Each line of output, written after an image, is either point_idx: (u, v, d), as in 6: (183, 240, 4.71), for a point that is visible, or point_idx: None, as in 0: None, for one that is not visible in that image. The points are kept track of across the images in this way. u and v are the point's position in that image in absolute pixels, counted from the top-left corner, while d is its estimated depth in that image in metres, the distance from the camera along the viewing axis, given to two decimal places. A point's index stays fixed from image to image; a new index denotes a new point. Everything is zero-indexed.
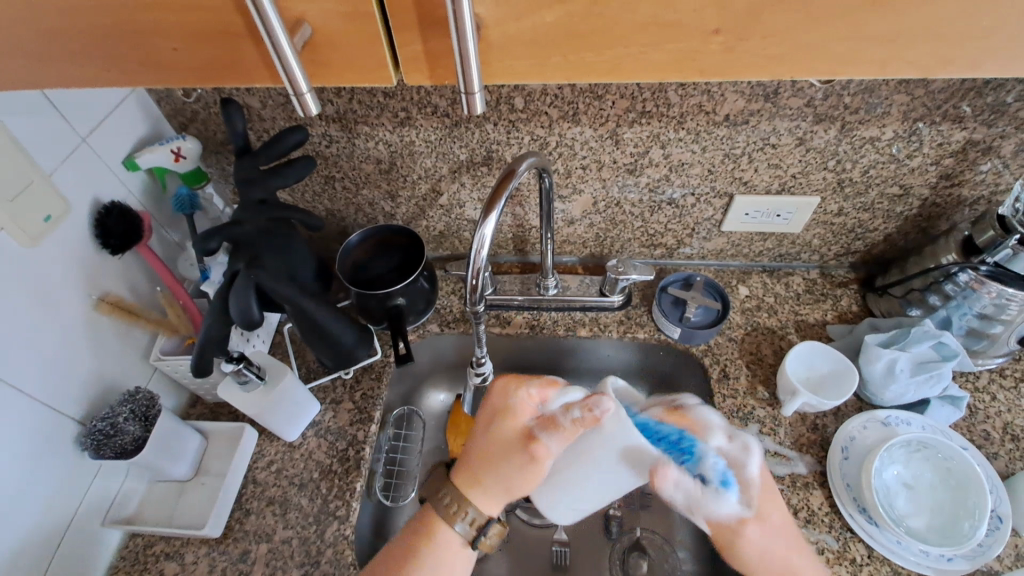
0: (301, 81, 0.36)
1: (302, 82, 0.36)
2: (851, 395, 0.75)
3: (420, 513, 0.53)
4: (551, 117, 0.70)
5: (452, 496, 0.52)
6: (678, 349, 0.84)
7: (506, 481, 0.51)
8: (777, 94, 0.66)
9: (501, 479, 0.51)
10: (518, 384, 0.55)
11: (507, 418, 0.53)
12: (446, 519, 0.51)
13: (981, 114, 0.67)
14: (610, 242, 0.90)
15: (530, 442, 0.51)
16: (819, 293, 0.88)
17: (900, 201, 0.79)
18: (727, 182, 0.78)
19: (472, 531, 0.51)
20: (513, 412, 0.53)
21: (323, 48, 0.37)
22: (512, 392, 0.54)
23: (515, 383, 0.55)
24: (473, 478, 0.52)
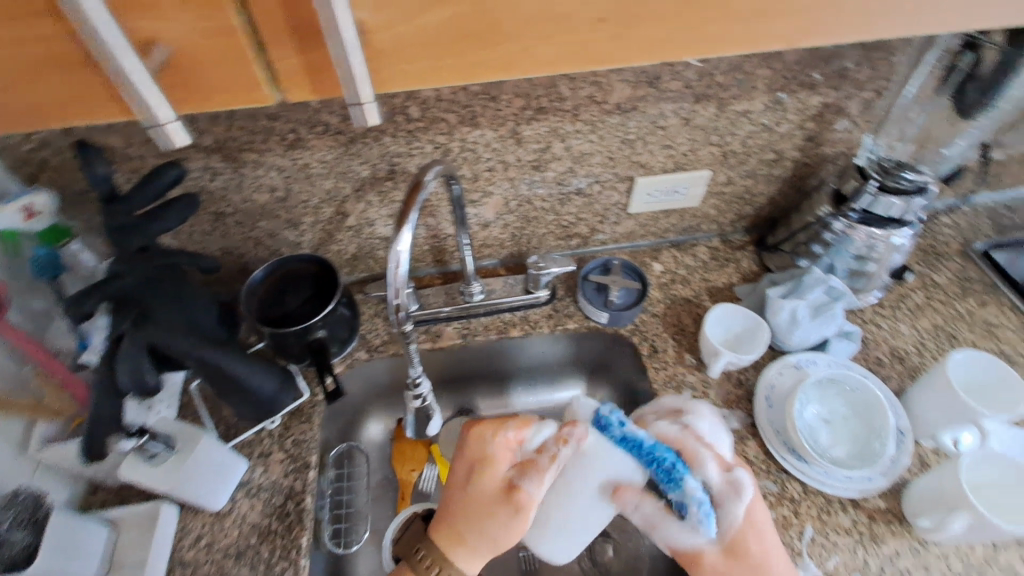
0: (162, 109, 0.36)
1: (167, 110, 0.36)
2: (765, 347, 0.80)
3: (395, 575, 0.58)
4: (449, 123, 0.69)
5: (433, 558, 0.55)
6: (609, 333, 0.87)
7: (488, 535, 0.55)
8: (658, 79, 0.70)
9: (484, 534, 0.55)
10: (494, 431, 0.59)
11: (487, 472, 0.57)
12: None
13: (829, 80, 0.75)
14: (527, 239, 0.91)
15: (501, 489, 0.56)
16: (722, 259, 0.95)
17: (776, 165, 0.87)
18: (627, 167, 0.82)
19: None
20: (490, 464, 0.57)
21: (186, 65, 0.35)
22: (490, 440, 0.58)
23: (491, 430, 0.59)
24: (454, 536, 0.56)
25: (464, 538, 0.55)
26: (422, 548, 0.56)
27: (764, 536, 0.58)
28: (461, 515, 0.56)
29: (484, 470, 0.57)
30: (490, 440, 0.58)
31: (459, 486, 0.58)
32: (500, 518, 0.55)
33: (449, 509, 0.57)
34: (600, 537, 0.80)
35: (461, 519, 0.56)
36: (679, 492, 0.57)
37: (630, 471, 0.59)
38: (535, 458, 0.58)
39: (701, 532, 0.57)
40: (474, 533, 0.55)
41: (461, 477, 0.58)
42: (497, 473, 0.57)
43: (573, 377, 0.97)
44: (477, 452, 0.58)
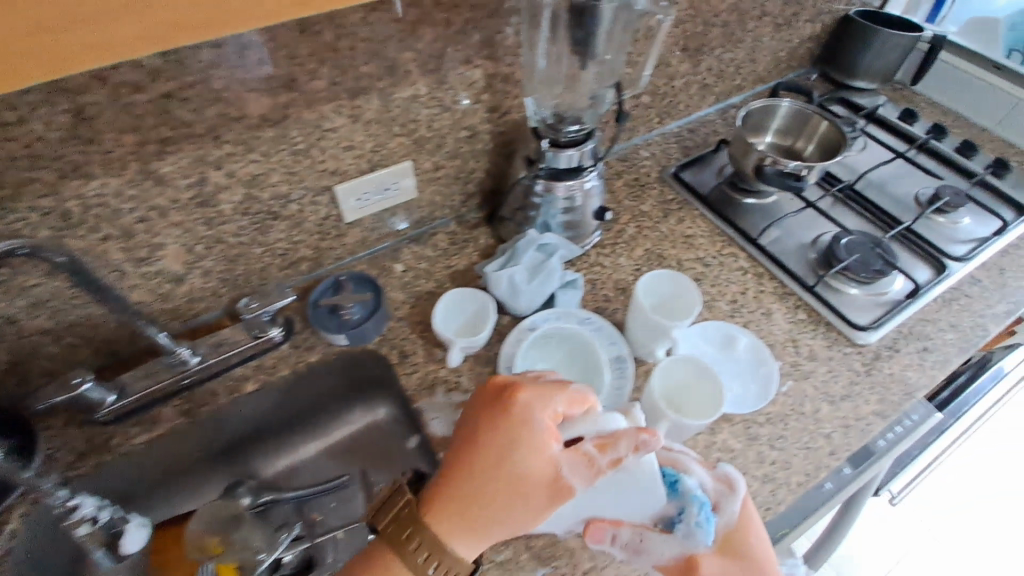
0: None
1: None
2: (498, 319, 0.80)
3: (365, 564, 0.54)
4: (49, 181, 0.58)
5: (425, 550, 0.52)
6: (357, 352, 0.82)
7: (506, 526, 0.52)
8: (295, 81, 0.64)
9: (503, 525, 0.52)
10: (546, 400, 0.56)
11: (536, 454, 0.53)
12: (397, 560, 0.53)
13: (481, 51, 0.75)
14: (243, 278, 0.82)
15: (551, 477, 0.52)
16: (462, 240, 0.95)
17: (477, 141, 0.87)
18: (316, 178, 0.76)
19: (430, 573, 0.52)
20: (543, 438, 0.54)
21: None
22: (538, 412, 0.55)
23: (545, 399, 0.56)
24: (466, 519, 0.52)
25: (448, 526, 0.52)
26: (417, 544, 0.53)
27: (756, 534, 0.56)
28: (484, 483, 0.53)
29: (513, 425, 0.55)
30: (518, 406, 0.56)
31: (500, 458, 0.53)
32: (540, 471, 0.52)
33: (463, 474, 0.54)
34: None
35: (456, 502, 0.53)
36: (677, 500, 0.55)
37: (657, 499, 0.53)
38: (581, 446, 0.52)
39: (696, 540, 0.54)
40: (467, 526, 0.52)
41: (482, 446, 0.54)
42: (538, 450, 0.53)
43: (361, 397, 0.90)
44: (519, 421, 0.55)
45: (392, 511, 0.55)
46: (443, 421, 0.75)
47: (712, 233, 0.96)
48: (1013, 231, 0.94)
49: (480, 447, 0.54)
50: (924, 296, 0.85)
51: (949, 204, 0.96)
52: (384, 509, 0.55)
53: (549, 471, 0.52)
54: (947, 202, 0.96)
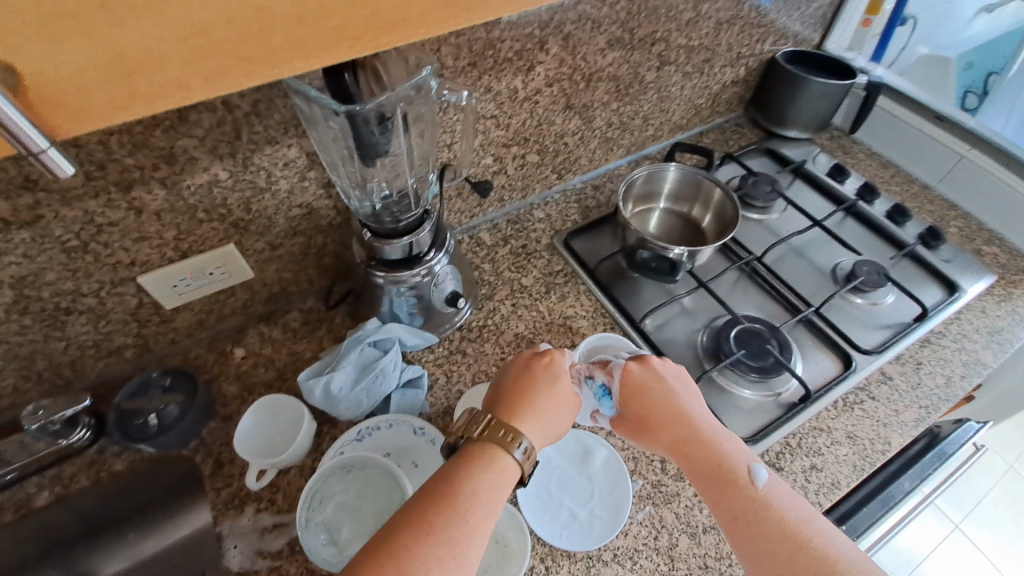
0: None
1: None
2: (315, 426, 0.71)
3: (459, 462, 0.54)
4: None
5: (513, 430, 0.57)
6: (170, 458, 0.73)
7: (560, 417, 0.62)
8: (35, 180, 0.56)
9: (561, 415, 0.62)
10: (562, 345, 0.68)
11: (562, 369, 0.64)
12: (507, 449, 0.56)
13: (288, 129, 0.66)
14: (49, 373, 0.74)
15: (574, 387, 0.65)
16: (315, 321, 0.86)
17: (316, 217, 0.78)
18: (109, 271, 0.68)
19: (528, 460, 0.57)
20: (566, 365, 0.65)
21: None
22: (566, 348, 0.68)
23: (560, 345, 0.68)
24: (534, 412, 0.60)
25: (523, 419, 0.59)
26: (501, 428, 0.57)
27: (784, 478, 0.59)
28: (547, 382, 0.63)
29: (553, 379, 0.63)
30: (562, 353, 0.66)
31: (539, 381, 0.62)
32: (553, 421, 0.61)
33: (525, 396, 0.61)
34: None
35: (430, 515, 0.50)
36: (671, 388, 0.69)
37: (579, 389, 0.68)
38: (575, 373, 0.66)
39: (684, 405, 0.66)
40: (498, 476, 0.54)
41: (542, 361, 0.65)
42: (561, 384, 0.63)
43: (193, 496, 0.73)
44: (561, 366, 0.64)
45: (481, 423, 0.58)
46: (242, 550, 0.64)
47: (595, 313, 0.85)
48: (934, 318, 0.83)
49: (529, 369, 0.64)
50: (818, 401, 0.74)
51: (865, 284, 0.85)
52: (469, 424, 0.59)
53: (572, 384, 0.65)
54: (864, 280, 0.85)
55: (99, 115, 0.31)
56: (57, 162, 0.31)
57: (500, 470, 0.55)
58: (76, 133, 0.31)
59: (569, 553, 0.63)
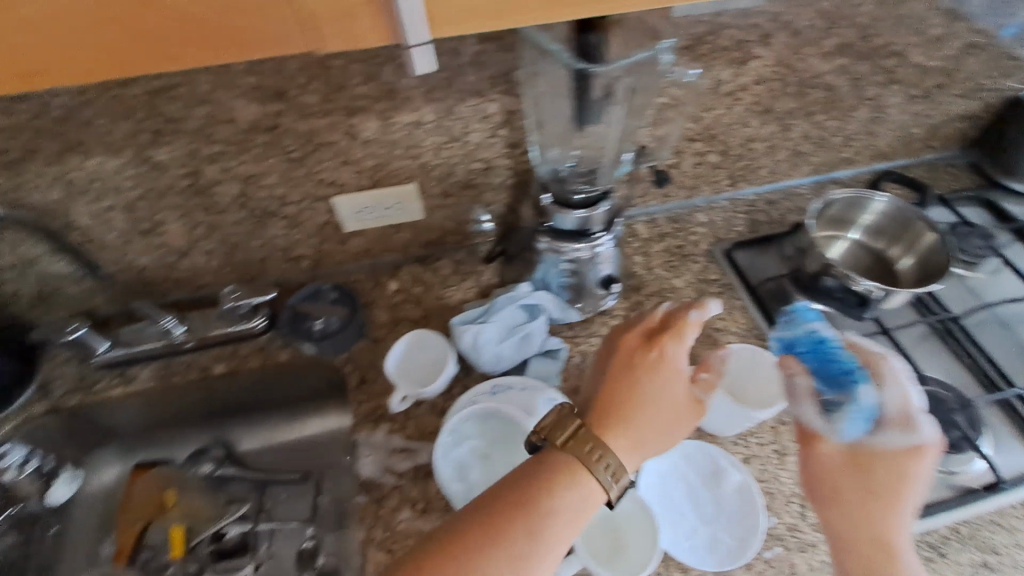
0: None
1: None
2: (455, 370, 0.74)
3: (549, 463, 0.53)
4: (53, 151, 0.62)
5: (597, 447, 0.53)
6: (323, 362, 0.81)
7: (658, 439, 0.57)
8: (285, 92, 0.63)
9: (659, 438, 0.57)
10: (681, 342, 0.61)
11: (671, 382, 0.59)
12: (591, 469, 0.52)
13: (497, 85, 0.68)
14: (244, 263, 0.85)
15: (685, 404, 0.60)
16: (465, 272, 0.90)
17: (493, 175, 0.81)
18: (313, 185, 0.75)
19: (617, 484, 0.53)
20: (676, 378, 0.59)
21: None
22: (679, 351, 0.61)
23: (678, 342, 0.61)
24: (631, 429, 0.56)
25: (617, 438, 0.55)
26: (595, 448, 0.53)
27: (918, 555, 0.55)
28: (644, 393, 0.58)
29: (654, 381, 0.59)
30: (673, 347, 0.60)
31: (648, 388, 0.58)
32: (649, 438, 0.56)
33: (625, 410, 0.57)
34: None
35: (535, 501, 0.50)
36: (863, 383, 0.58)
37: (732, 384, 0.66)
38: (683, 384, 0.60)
39: (839, 429, 0.59)
40: (603, 462, 0.53)
41: (648, 366, 0.59)
42: (665, 391, 0.58)
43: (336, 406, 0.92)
44: (671, 364, 0.60)
45: (567, 429, 0.55)
46: (373, 460, 0.69)
47: (747, 333, 0.80)
48: None
49: (631, 376, 0.59)
50: (1003, 495, 0.63)
51: None
52: (557, 427, 0.55)
53: (685, 400, 0.60)
54: None
55: (461, 22, 0.35)
56: (420, 58, 0.36)
57: (582, 484, 0.52)
58: (440, 34, 0.35)
59: (682, 566, 0.60)
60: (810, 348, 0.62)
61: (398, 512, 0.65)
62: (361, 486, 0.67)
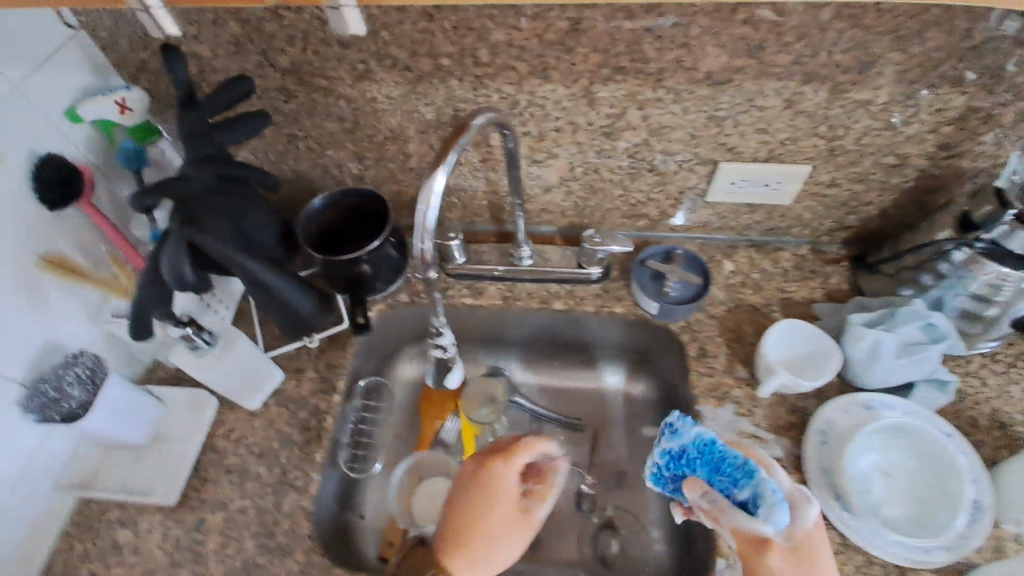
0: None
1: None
2: (833, 374, 0.70)
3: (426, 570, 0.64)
4: (519, 72, 0.66)
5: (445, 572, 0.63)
6: (656, 325, 0.82)
7: (494, 556, 0.63)
8: (762, 49, 0.61)
9: (501, 557, 0.63)
10: (511, 463, 0.63)
11: (504, 495, 0.63)
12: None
13: (981, 78, 0.61)
14: (592, 210, 0.87)
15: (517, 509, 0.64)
16: (808, 270, 0.84)
17: (897, 172, 0.74)
18: (711, 148, 0.73)
19: None
20: (506, 494, 0.63)
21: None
22: (507, 472, 0.63)
23: (507, 463, 0.63)
24: (458, 548, 0.63)
25: (459, 560, 0.62)
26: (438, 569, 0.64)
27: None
28: (467, 534, 0.63)
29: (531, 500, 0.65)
30: (501, 468, 0.63)
31: (462, 520, 0.63)
32: (506, 547, 0.63)
33: (466, 535, 0.63)
34: (608, 530, 0.84)
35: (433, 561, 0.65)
36: (751, 486, 0.55)
37: None
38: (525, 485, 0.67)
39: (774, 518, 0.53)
40: (482, 547, 0.62)
41: (472, 495, 0.64)
42: (491, 510, 0.63)
43: (618, 363, 0.94)
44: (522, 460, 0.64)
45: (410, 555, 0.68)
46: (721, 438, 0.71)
47: None
48: None
49: (462, 496, 0.64)
50: None
51: None
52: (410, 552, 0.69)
53: (512, 512, 0.63)
54: None
55: None
56: None
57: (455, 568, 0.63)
58: None
59: None
60: (700, 460, 0.59)
61: None
62: None
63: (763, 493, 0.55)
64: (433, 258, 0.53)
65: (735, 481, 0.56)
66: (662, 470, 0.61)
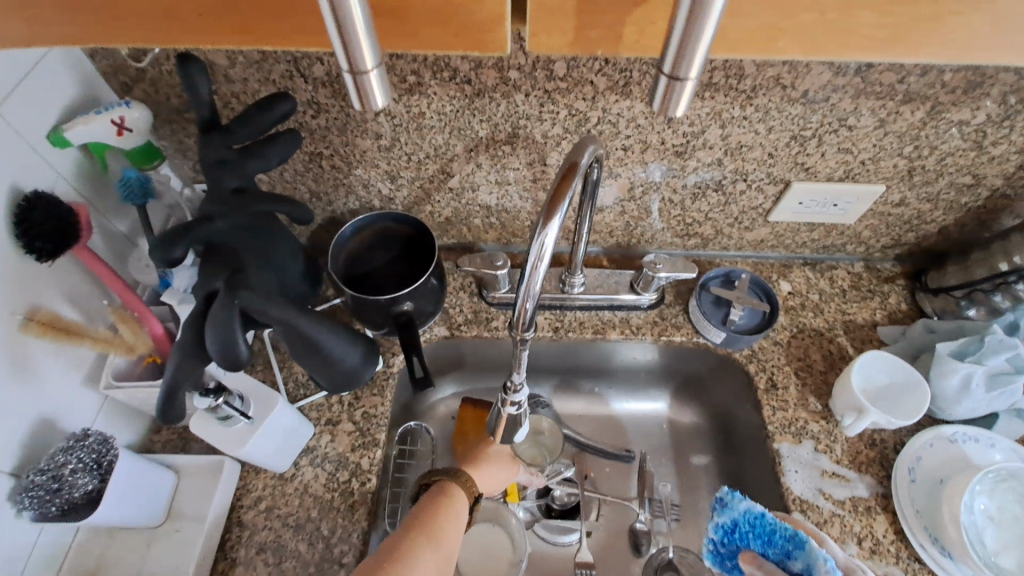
0: (369, 56, 0.32)
1: (369, 58, 0.32)
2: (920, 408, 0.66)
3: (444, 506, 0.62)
4: (596, 88, 0.58)
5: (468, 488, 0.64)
6: (718, 353, 0.77)
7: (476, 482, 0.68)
8: (869, 66, 0.56)
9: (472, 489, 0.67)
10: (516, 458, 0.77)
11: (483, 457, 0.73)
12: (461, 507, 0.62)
13: None
14: (644, 231, 0.80)
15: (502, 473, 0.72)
16: (865, 290, 0.81)
17: (969, 192, 0.71)
18: (787, 168, 0.68)
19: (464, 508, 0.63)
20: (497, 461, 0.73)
21: (407, 14, 0.38)
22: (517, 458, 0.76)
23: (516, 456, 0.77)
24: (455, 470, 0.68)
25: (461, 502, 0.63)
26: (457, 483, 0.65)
27: None
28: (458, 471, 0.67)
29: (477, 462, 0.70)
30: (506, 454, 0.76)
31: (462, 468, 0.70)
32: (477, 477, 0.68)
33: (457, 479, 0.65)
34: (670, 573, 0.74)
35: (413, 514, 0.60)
36: (805, 557, 0.49)
37: None
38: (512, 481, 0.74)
39: None
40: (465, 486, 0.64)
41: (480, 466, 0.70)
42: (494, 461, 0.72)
43: (658, 389, 0.89)
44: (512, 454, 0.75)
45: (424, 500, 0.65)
46: (804, 478, 0.66)
47: None
48: None
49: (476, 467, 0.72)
50: None
51: None
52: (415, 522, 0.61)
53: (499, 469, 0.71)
54: None
55: None
56: None
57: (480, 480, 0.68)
58: None
59: None
60: (753, 533, 0.52)
61: (843, 543, 0.61)
62: (795, 503, 0.64)
63: (816, 562, 0.48)
64: (534, 316, 0.47)
65: (788, 552, 0.50)
66: (717, 548, 0.53)
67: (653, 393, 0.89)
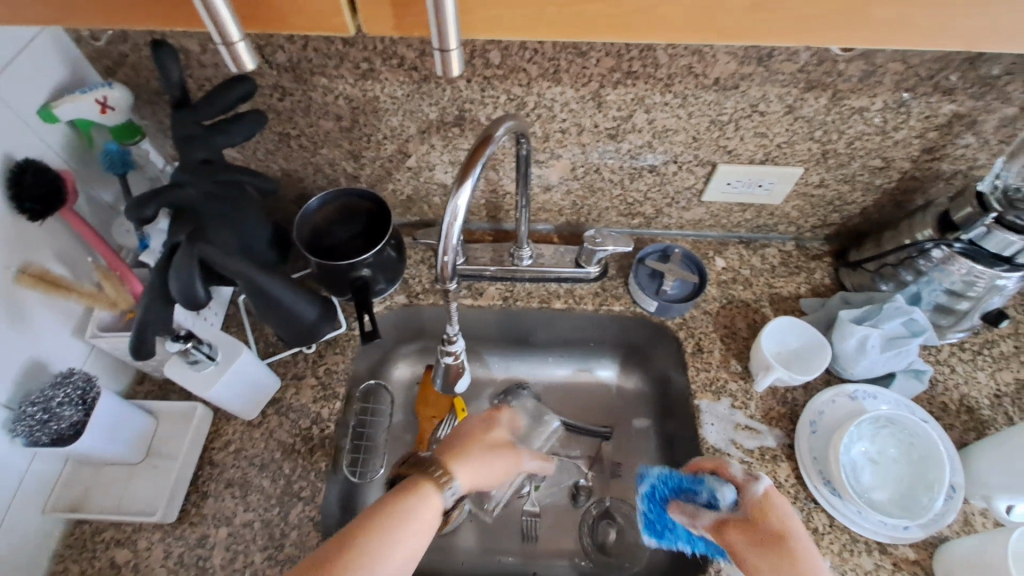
0: (233, 29, 0.36)
1: (234, 29, 0.36)
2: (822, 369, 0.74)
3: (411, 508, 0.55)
4: (529, 74, 0.65)
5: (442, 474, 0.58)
6: (653, 322, 0.84)
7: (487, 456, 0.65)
8: (770, 57, 0.62)
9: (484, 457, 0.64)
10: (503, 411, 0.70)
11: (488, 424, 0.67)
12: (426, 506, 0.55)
13: (969, 87, 0.65)
14: (589, 209, 0.87)
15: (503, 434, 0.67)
16: (794, 266, 0.88)
17: (881, 174, 0.78)
18: (712, 150, 0.75)
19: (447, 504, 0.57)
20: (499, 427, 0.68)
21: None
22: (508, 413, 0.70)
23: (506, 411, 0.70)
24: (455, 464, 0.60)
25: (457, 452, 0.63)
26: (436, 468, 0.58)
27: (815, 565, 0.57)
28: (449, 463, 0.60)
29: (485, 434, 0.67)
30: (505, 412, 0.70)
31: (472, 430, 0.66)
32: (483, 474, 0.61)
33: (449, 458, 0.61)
34: (605, 520, 0.83)
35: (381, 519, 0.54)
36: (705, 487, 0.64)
37: None
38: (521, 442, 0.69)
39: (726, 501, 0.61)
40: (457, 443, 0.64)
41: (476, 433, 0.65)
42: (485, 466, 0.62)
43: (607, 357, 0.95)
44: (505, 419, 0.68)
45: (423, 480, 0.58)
46: (719, 431, 0.73)
47: None
48: None
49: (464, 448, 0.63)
50: None
51: None
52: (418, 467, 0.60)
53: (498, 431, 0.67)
54: None
55: None
56: None
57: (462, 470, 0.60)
58: None
59: None
60: (666, 487, 0.66)
61: None
62: (708, 451, 0.71)
63: (712, 487, 0.63)
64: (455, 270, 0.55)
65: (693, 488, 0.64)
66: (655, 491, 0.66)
67: (602, 361, 0.95)
